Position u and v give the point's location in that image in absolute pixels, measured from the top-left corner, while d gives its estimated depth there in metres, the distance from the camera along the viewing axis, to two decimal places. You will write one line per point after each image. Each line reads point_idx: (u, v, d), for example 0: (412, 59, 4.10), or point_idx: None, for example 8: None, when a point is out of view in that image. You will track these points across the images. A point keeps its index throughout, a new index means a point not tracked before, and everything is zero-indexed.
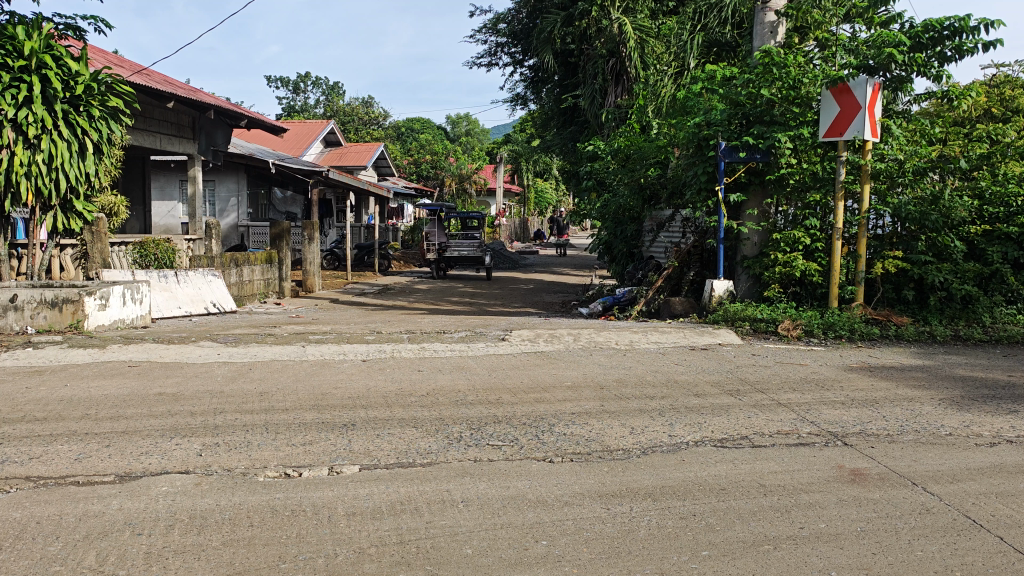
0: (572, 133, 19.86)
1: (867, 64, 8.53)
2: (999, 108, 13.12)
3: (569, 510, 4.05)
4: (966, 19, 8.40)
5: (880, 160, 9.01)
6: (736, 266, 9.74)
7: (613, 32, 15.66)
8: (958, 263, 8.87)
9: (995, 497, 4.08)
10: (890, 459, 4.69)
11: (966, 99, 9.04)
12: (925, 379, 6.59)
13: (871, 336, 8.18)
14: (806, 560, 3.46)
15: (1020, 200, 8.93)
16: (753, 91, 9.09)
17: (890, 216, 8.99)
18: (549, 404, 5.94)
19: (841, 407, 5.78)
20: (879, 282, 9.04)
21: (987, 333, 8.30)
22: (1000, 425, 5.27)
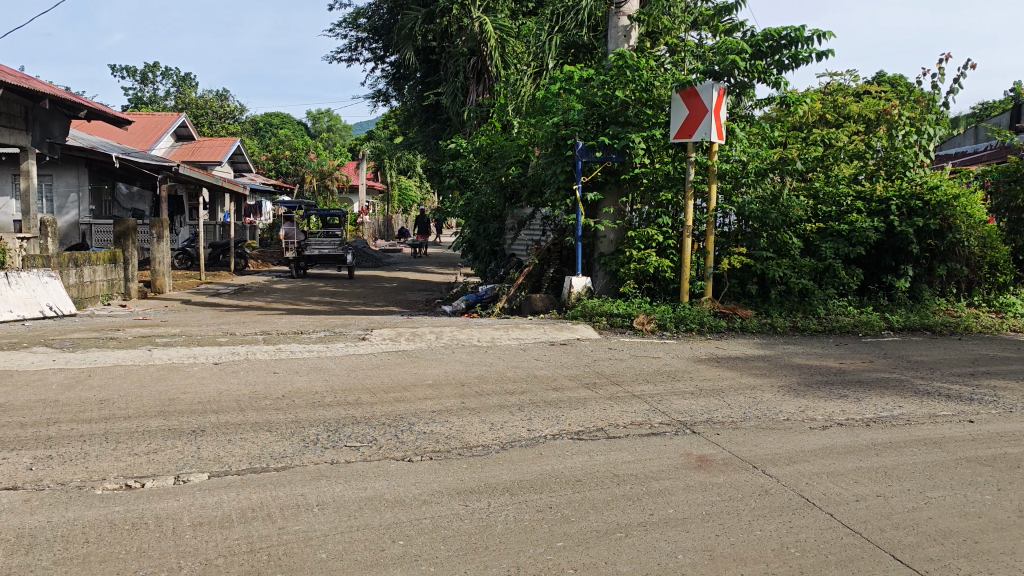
0: (434, 131, 19.80)
1: (712, 70, 8.85)
2: (832, 114, 14.13)
3: (427, 508, 4.03)
4: (801, 29, 8.95)
5: (726, 161, 9.32)
6: (594, 264, 9.97)
7: (475, 30, 15.70)
8: (795, 259, 9.47)
9: (827, 476, 4.37)
10: (734, 445, 4.93)
11: (802, 105, 9.63)
12: (766, 368, 6.99)
13: (719, 329, 8.59)
14: (654, 545, 3.59)
15: (848, 200, 9.89)
16: (609, 93, 9.33)
17: (735, 214, 9.49)
18: (408, 403, 5.88)
19: (690, 396, 6.04)
20: (726, 277, 9.47)
21: (823, 324, 8.85)
22: (832, 409, 5.65)
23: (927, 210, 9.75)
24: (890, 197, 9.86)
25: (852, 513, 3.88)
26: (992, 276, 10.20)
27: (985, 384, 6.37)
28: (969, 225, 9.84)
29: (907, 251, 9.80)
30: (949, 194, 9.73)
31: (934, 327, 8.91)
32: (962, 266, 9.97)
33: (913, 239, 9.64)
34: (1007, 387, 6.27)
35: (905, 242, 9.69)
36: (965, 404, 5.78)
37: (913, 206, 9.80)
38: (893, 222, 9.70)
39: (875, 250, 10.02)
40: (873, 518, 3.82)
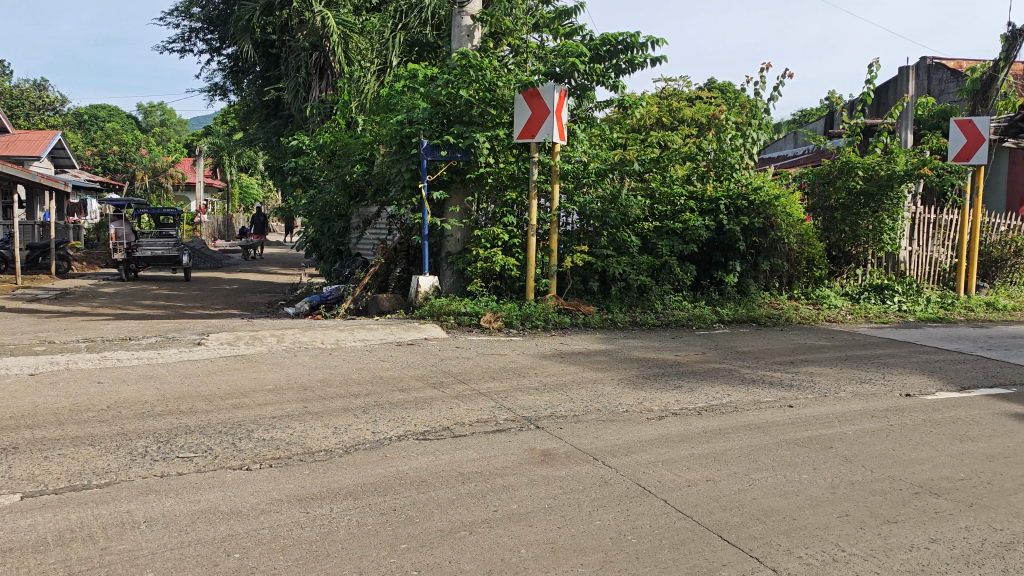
0: (275, 128, 19.14)
1: (553, 72, 9.08)
2: (668, 117, 14.81)
3: (265, 518, 3.88)
4: (635, 35, 9.30)
5: (568, 161, 9.55)
6: (441, 262, 9.94)
7: (317, 25, 15.28)
8: (634, 257, 9.89)
9: (662, 464, 4.56)
10: (575, 438, 5.06)
11: (638, 108, 10.04)
12: (608, 362, 7.22)
13: (563, 325, 8.81)
14: (498, 542, 3.61)
15: (682, 200, 10.43)
16: (452, 92, 9.33)
17: (577, 214, 9.69)
18: (247, 409, 5.65)
19: (535, 392, 6.15)
20: (568, 275, 9.69)
21: (660, 319, 9.25)
22: (668, 400, 5.91)
23: (752, 209, 10.49)
24: (719, 196, 10.50)
25: (685, 498, 4.06)
26: (809, 271, 11.00)
27: (804, 371, 6.85)
28: (788, 223, 10.54)
29: (735, 248, 10.43)
30: (771, 194, 10.45)
31: (759, 320, 9.49)
32: (783, 262, 10.69)
33: (740, 237, 10.27)
34: (822, 373, 6.77)
35: (733, 240, 10.35)
36: (786, 390, 6.19)
37: (740, 206, 10.48)
38: (722, 222, 10.36)
39: (706, 247, 10.58)
40: (704, 502, 4.01)
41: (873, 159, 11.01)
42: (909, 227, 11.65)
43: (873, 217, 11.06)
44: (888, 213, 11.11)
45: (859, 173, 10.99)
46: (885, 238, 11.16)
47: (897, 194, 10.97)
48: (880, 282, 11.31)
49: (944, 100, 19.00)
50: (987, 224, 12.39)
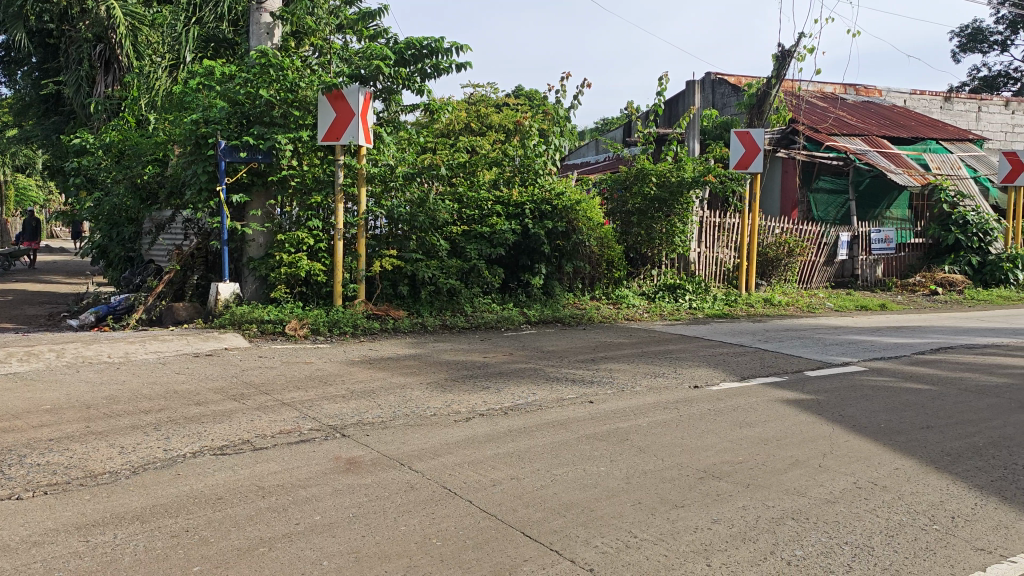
0: (56, 125, 17.62)
1: (358, 73, 9.20)
2: (475, 123, 15.10)
3: (38, 550, 3.54)
4: (440, 41, 9.48)
5: (375, 164, 9.42)
6: (242, 268, 9.50)
7: (101, 15, 14.23)
8: (443, 260, 9.94)
9: (468, 465, 4.61)
10: (381, 444, 5.01)
11: (444, 112, 10.16)
12: (417, 366, 7.21)
13: (372, 330, 8.71)
14: (299, 555, 3.50)
15: (488, 204, 10.57)
16: (252, 91, 8.97)
17: (385, 217, 9.59)
18: (19, 433, 5.14)
19: (341, 400, 6.03)
20: (377, 279, 9.60)
21: (469, 321, 9.36)
22: (475, 401, 5.99)
23: (556, 213, 10.91)
24: (524, 202, 10.80)
25: (489, 498, 4.12)
26: (610, 273, 11.53)
27: (604, 368, 7.16)
28: (589, 227, 11.10)
29: (540, 251, 10.77)
30: (573, 199, 10.93)
31: (563, 320, 9.84)
32: (585, 263, 11.17)
33: (544, 240, 10.63)
34: (621, 369, 7.12)
35: (538, 243, 10.69)
36: (587, 386, 6.45)
37: (544, 210, 10.88)
38: (528, 226, 10.69)
39: (513, 251, 10.84)
40: (507, 500, 4.10)
41: (664, 167, 11.77)
42: (697, 230, 12.53)
43: (666, 221, 11.85)
44: (679, 217, 11.91)
45: (652, 179, 11.74)
46: (676, 241, 11.92)
47: (686, 200, 11.81)
48: (673, 282, 12.00)
49: (727, 113, 20.58)
50: (764, 227, 13.55)
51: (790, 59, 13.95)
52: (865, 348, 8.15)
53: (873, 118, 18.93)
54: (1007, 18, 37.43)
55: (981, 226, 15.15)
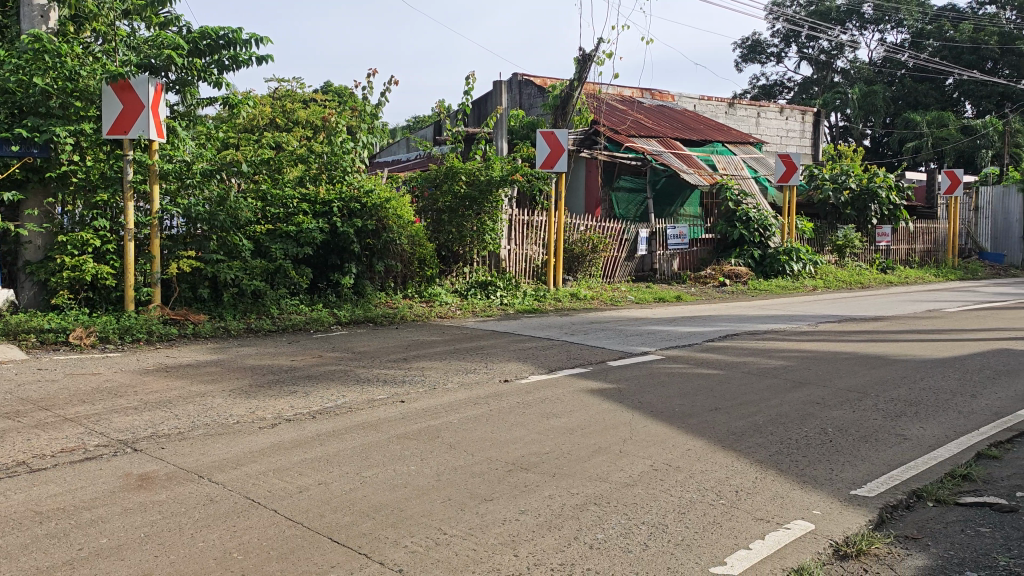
0: None
1: (148, 63, 8.60)
2: (282, 119, 14.62)
3: None
4: (238, 32, 9.08)
5: (169, 161, 8.88)
6: (17, 273, 8.62)
7: None
8: (246, 261, 9.53)
9: (273, 473, 4.44)
10: (178, 457, 4.71)
11: (245, 107, 9.71)
12: (219, 372, 6.86)
13: (170, 337, 8.19)
14: None
15: (294, 202, 10.26)
16: (24, 79, 8.15)
17: (182, 217, 9.05)
18: None
19: (133, 412, 5.61)
20: (174, 282, 9.06)
21: (276, 323, 9.04)
22: (281, 407, 5.78)
23: (365, 211, 10.72)
24: (332, 199, 10.58)
25: (294, 505, 3.99)
26: (422, 271, 11.50)
27: (415, 366, 7.15)
28: (400, 225, 11.02)
29: (349, 250, 10.59)
30: (382, 197, 10.79)
31: (375, 319, 9.72)
32: (397, 262, 11.08)
33: (353, 239, 10.45)
34: (433, 366, 7.13)
35: (347, 242, 10.49)
36: (398, 386, 6.41)
37: (352, 208, 10.67)
38: (337, 224, 10.47)
39: (321, 250, 10.58)
40: (314, 506, 3.98)
41: (473, 166, 11.97)
42: (506, 228, 12.78)
43: (476, 218, 12.02)
44: (488, 215, 12.12)
45: (462, 178, 11.88)
46: (487, 238, 12.12)
47: (494, 198, 12.06)
48: (484, 279, 12.16)
49: (533, 113, 21.16)
50: (570, 225, 14.05)
51: (591, 62, 14.53)
52: (662, 337, 8.66)
53: (666, 120, 20.14)
54: (781, 33, 41.02)
55: (760, 222, 16.52)
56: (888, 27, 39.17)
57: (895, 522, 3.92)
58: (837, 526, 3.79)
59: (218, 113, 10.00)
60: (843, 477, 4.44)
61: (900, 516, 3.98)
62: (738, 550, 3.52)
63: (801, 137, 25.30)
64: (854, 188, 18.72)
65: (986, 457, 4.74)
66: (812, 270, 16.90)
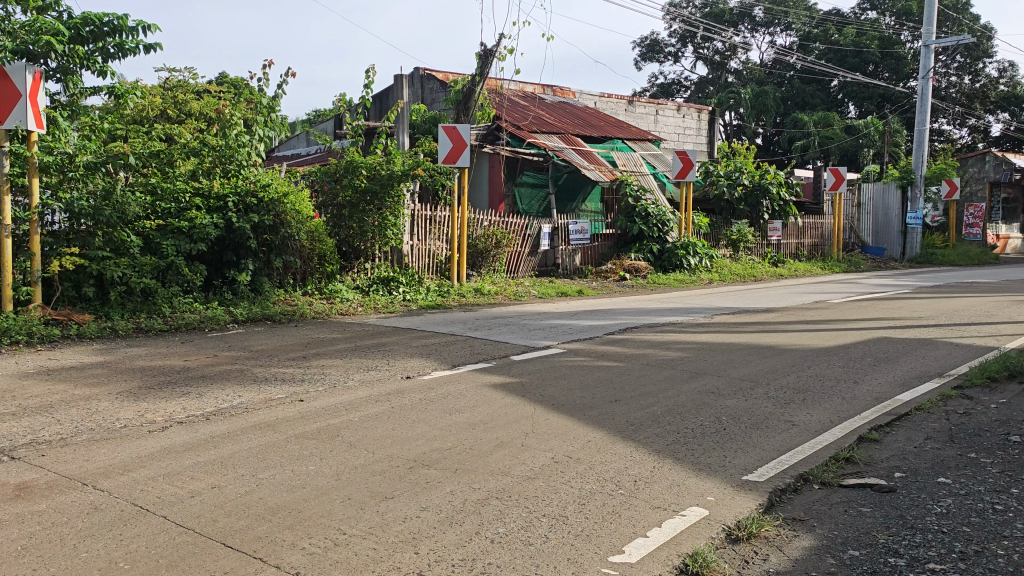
0: None
1: (25, 50, 8.11)
2: (173, 110, 14.07)
3: None
4: (123, 18, 8.69)
5: (49, 153, 8.40)
6: None
7: None
8: (135, 258, 9.16)
9: (164, 478, 4.27)
10: (60, 465, 4.47)
11: (133, 98, 9.29)
12: (106, 375, 6.55)
13: (52, 338, 7.77)
14: None
15: (186, 197, 9.92)
16: None
17: (64, 212, 8.63)
18: None
19: (9, 419, 5.29)
20: (57, 281, 8.62)
21: (168, 323, 8.69)
22: (173, 409, 5.56)
23: (261, 206, 10.47)
24: (226, 193, 10.27)
25: (186, 511, 3.84)
26: (322, 267, 11.26)
27: (315, 365, 7.00)
28: (298, 221, 10.77)
29: (246, 246, 10.30)
30: (279, 191, 10.55)
31: (274, 317, 9.48)
32: (296, 259, 10.83)
33: (250, 235, 10.17)
34: (333, 365, 7.00)
35: (243, 238, 10.20)
36: (296, 385, 6.27)
37: (248, 203, 10.39)
38: (231, 219, 10.17)
39: (216, 246, 10.27)
40: (207, 511, 3.85)
41: (374, 160, 11.80)
42: (409, 223, 12.67)
43: (377, 214, 11.87)
44: (390, 210, 11.99)
45: (363, 172, 11.71)
46: (389, 234, 11.98)
47: (396, 193, 11.93)
48: (387, 274, 11.99)
49: (435, 108, 21.03)
50: (473, 220, 14.04)
51: (492, 58, 14.54)
52: (564, 331, 8.76)
53: (568, 117, 20.38)
54: (678, 33, 42.09)
55: (658, 217, 16.93)
56: (778, 30, 40.75)
57: (784, 505, 4.07)
58: (729, 511, 3.91)
59: (105, 103, 9.59)
60: (736, 463, 4.59)
61: (788, 499, 4.15)
62: (635, 538, 3.60)
63: (698, 135, 26.03)
64: (747, 184, 19.45)
65: (867, 440, 4.99)
66: (708, 264, 17.41)
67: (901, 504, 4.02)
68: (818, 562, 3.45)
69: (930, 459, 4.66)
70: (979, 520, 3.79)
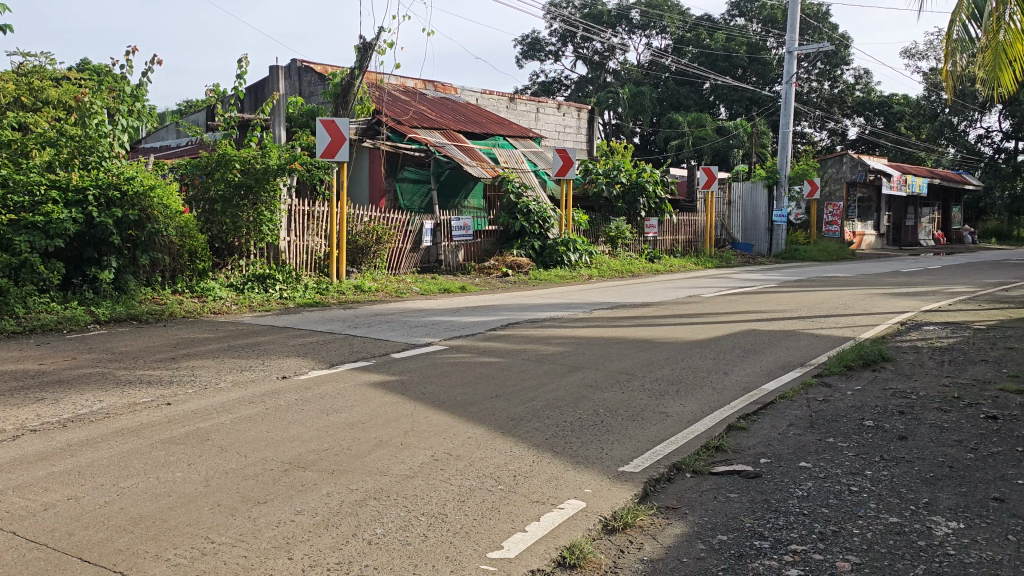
0: None
1: None
2: (28, 97, 13.18)
3: None
4: None
5: None
6: None
7: None
8: None
9: (14, 491, 3.98)
10: None
11: None
12: None
13: None
14: None
15: (41, 190, 9.33)
16: None
17: None
18: None
19: None
20: None
21: (21, 324, 8.13)
22: (26, 416, 5.19)
23: (125, 201, 9.93)
24: (86, 186, 9.68)
25: (39, 525, 3.59)
26: (193, 264, 10.76)
27: (185, 366, 6.70)
28: (166, 215, 10.31)
29: (108, 242, 9.73)
30: (145, 184, 10.05)
31: (140, 317, 9.02)
32: (163, 255, 10.37)
33: (113, 231, 9.61)
34: (204, 366, 6.72)
35: (105, 234, 9.63)
36: (163, 387, 5.98)
37: (110, 197, 9.83)
38: (92, 214, 9.57)
39: (75, 243, 9.67)
40: (62, 524, 3.61)
41: (247, 154, 11.49)
42: (286, 219, 12.33)
43: (252, 208, 11.50)
44: (266, 205, 11.64)
45: (235, 166, 11.37)
46: (264, 229, 11.63)
47: (272, 187, 11.58)
48: (263, 271, 11.60)
49: (314, 101, 20.55)
50: (353, 216, 13.80)
51: (372, 52, 14.32)
52: (446, 328, 8.73)
53: (449, 112, 20.34)
54: (558, 32, 42.71)
55: (540, 215, 17.15)
56: (654, 33, 41.97)
57: (658, 494, 4.19)
58: (605, 502, 3.99)
59: None
60: (613, 455, 4.68)
61: (662, 488, 4.26)
62: (514, 533, 3.61)
63: (577, 133, 26.50)
64: (624, 182, 19.97)
65: (735, 429, 5.19)
66: (588, 260, 17.75)
67: (766, 489, 4.21)
68: (688, 548, 3.56)
69: (793, 445, 4.89)
70: (836, 501, 4.01)
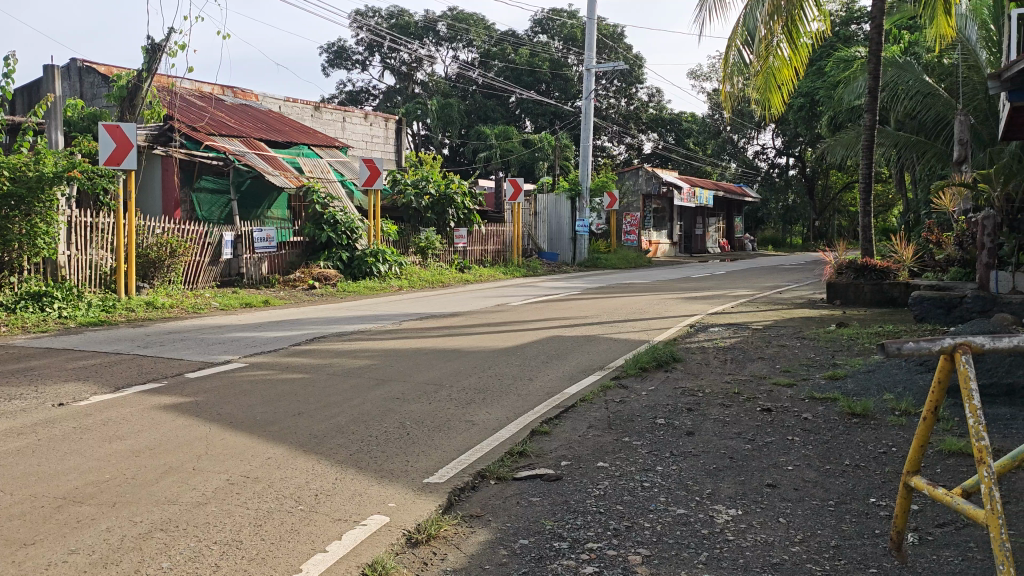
0: None
1: None
2: None
3: None
4: None
5: None
6: None
7: None
8: None
9: None
10: None
11: None
12: None
13: None
14: None
15: None
16: None
17: None
18: None
19: None
20: None
21: None
22: None
23: None
24: None
25: None
26: None
27: None
28: None
29: None
30: None
31: None
32: None
33: None
34: None
35: None
36: None
37: None
38: None
39: None
40: None
41: (18, 160, 10.44)
42: (64, 231, 11.36)
43: (25, 219, 10.50)
44: (41, 216, 10.68)
45: (5, 173, 10.24)
46: (40, 244, 10.68)
47: (48, 198, 10.64)
48: (37, 288, 10.61)
49: (97, 104, 19.10)
50: (143, 227, 12.95)
51: (161, 53, 13.52)
52: (246, 344, 8.37)
53: (250, 120, 19.58)
54: (365, 42, 42.29)
55: (347, 225, 16.86)
56: (461, 46, 42.51)
57: (462, 503, 4.21)
58: (409, 516, 3.95)
59: None
60: (418, 467, 4.65)
61: (467, 496, 4.29)
62: (315, 555, 3.49)
63: (385, 143, 26.32)
64: (433, 193, 20.08)
65: (538, 433, 5.32)
66: (398, 271, 17.64)
67: (565, 490, 4.33)
68: (490, 555, 3.59)
69: (592, 446, 5.09)
70: (629, 497, 4.20)
